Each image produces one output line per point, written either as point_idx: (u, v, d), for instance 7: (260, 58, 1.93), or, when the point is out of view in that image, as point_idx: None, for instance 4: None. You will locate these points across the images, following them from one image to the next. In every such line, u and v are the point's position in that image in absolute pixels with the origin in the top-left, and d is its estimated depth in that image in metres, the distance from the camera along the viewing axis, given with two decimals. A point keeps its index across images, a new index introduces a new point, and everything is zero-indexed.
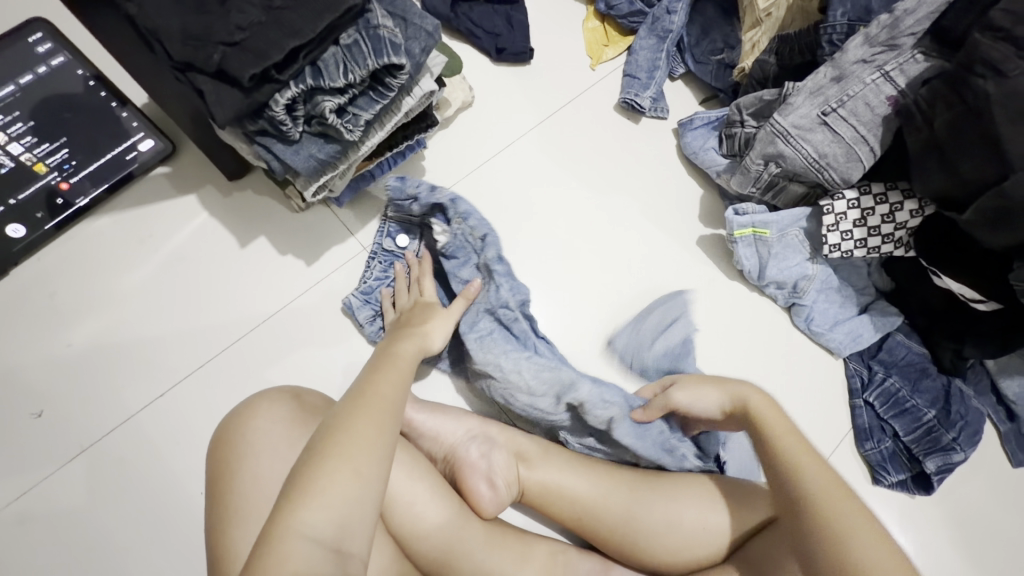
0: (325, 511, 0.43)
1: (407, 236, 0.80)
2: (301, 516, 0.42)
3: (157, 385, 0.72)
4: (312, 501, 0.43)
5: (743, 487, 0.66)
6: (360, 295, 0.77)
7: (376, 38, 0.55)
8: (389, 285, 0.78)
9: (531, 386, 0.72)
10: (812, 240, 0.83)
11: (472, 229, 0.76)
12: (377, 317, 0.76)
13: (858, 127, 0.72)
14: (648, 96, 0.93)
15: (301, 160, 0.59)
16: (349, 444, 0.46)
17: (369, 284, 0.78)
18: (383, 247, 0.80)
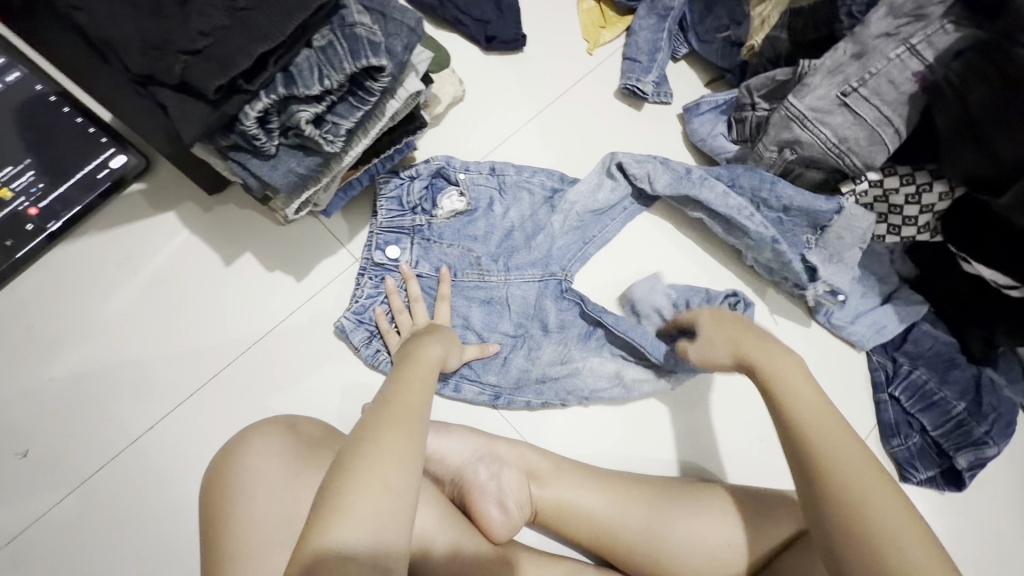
0: (361, 524, 0.42)
1: (401, 247, 0.74)
2: (337, 533, 0.41)
3: (145, 416, 0.68)
4: (344, 517, 0.42)
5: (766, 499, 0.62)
6: (353, 316, 0.72)
7: (352, 38, 0.50)
8: (385, 303, 0.73)
9: (613, 190, 0.80)
10: (809, 218, 0.75)
11: (480, 170, 0.78)
12: (373, 339, 0.72)
13: (881, 108, 0.66)
14: (650, 80, 0.87)
15: (280, 176, 0.54)
16: (386, 447, 0.46)
17: (361, 303, 0.72)
18: (372, 261, 0.73)
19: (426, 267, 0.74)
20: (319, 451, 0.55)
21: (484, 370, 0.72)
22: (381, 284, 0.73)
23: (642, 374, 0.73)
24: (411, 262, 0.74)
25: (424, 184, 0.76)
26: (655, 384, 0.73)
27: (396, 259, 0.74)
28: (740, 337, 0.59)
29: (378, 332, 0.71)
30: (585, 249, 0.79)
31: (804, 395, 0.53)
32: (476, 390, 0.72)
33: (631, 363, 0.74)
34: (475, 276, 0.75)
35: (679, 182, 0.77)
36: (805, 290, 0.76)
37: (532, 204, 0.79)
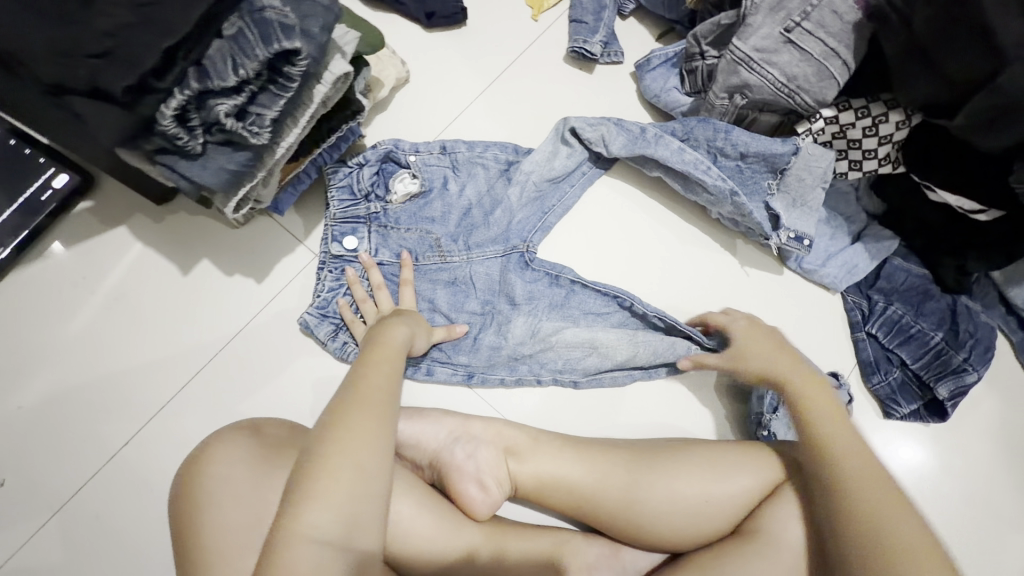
0: (330, 502, 0.42)
1: (358, 236, 0.72)
2: (305, 514, 0.41)
3: (118, 432, 0.68)
4: (312, 498, 0.42)
5: (733, 451, 0.62)
6: (316, 311, 0.71)
7: (263, 23, 0.48)
8: (348, 294, 0.72)
9: (568, 157, 0.78)
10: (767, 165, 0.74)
11: (430, 149, 0.76)
12: (339, 331, 0.71)
13: (827, 40, 0.64)
14: (597, 40, 0.85)
15: (211, 175, 0.52)
16: (354, 424, 0.46)
17: (323, 298, 0.71)
18: (331, 253, 0.72)
19: (386, 254, 0.73)
20: (284, 452, 0.55)
21: (454, 351, 0.72)
22: (343, 275, 0.72)
23: (615, 339, 0.73)
24: (371, 251, 0.73)
25: (373, 170, 0.74)
26: (630, 347, 0.72)
27: (354, 249, 0.72)
28: (771, 361, 0.65)
29: (343, 325, 0.71)
30: (546, 219, 0.77)
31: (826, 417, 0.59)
32: (449, 371, 0.71)
33: (602, 329, 0.73)
34: (437, 258, 0.74)
35: (634, 143, 0.76)
36: (769, 239, 0.74)
37: (488, 179, 0.78)
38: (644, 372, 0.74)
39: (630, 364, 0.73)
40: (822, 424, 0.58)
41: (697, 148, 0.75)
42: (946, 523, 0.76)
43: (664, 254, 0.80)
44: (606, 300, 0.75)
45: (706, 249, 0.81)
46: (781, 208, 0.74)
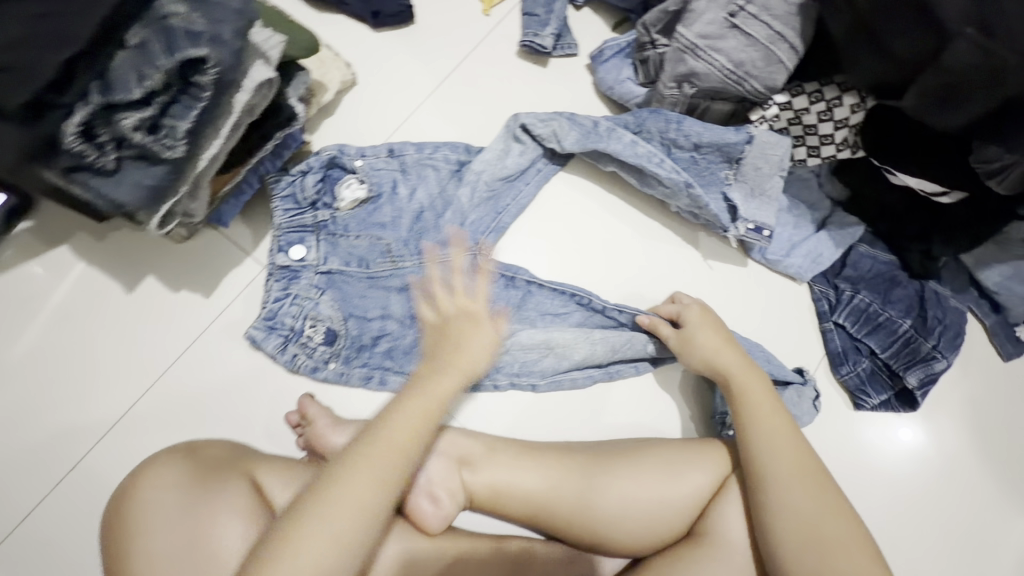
0: (336, 519, 0.45)
1: (306, 245, 0.70)
2: (308, 524, 0.45)
3: (70, 454, 0.67)
4: (320, 511, 0.45)
5: (686, 449, 0.61)
6: (263, 324, 0.69)
7: (167, 31, 0.46)
8: (297, 305, 0.69)
9: (521, 153, 0.76)
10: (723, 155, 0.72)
11: (377, 153, 0.74)
12: (288, 343, 0.69)
13: (772, 23, 0.63)
14: (549, 33, 0.82)
15: (127, 192, 0.50)
16: (382, 452, 0.49)
17: (270, 309, 0.69)
18: (277, 265, 0.69)
19: (336, 262, 0.71)
20: (219, 474, 0.53)
21: (406, 361, 0.70)
22: (292, 286, 0.69)
23: (569, 338, 0.71)
24: (320, 260, 0.70)
25: (317, 177, 0.71)
26: (587, 346, 0.71)
27: (302, 259, 0.70)
28: (720, 351, 0.65)
29: (292, 337, 0.69)
30: (501, 218, 0.76)
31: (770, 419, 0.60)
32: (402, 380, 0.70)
33: (558, 329, 0.72)
34: (388, 265, 0.72)
35: (587, 137, 0.73)
36: (727, 231, 0.73)
37: (439, 181, 0.76)
38: (603, 372, 0.72)
39: (589, 363, 0.72)
40: (760, 426, 0.59)
41: (652, 140, 0.73)
42: (922, 513, 0.74)
43: (625, 250, 0.78)
44: (563, 300, 0.73)
45: (667, 243, 0.79)
46: (738, 199, 0.72)
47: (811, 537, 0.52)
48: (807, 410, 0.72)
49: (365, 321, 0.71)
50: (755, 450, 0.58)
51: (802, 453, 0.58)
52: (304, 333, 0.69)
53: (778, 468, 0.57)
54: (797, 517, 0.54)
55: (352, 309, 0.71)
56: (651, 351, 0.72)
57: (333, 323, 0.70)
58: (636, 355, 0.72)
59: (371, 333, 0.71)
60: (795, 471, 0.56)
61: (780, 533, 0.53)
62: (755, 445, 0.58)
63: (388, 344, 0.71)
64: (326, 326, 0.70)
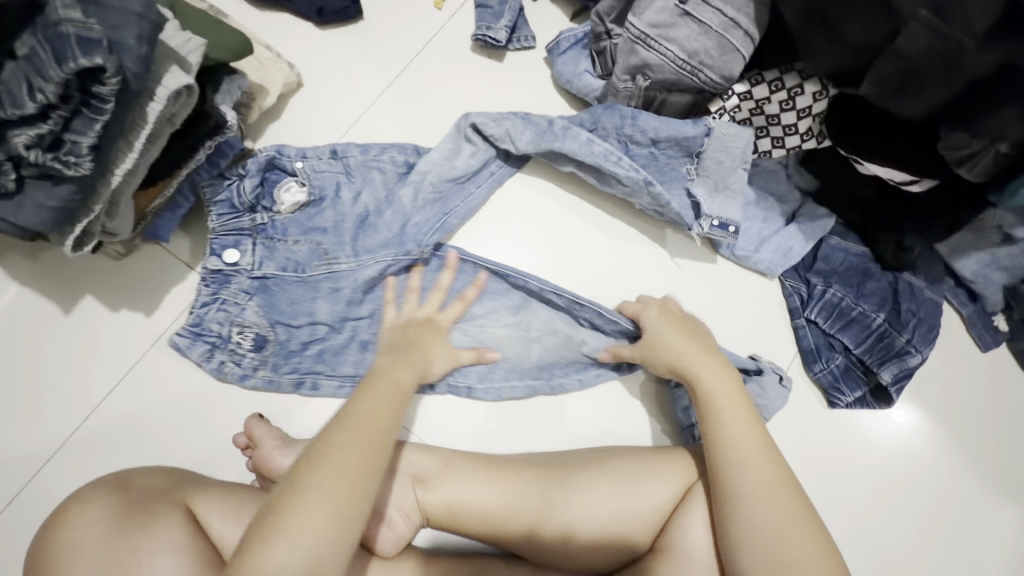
0: (326, 494, 0.42)
1: (241, 249, 0.66)
2: (302, 505, 0.42)
3: (16, 476, 0.63)
4: (316, 485, 0.43)
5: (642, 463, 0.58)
6: (188, 331, 0.65)
7: (56, 38, 0.42)
8: (223, 310, 0.65)
9: (473, 153, 0.72)
10: (683, 147, 0.70)
11: (320, 154, 0.70)
12: (214, 351, 0.66)
13: (725, 10, 0.61)
14: (503, 25, 0.79)
15: (31, 214, 0.47)
16: (362, 427, 0.47)
17: (196, 315, 0.65)
18: (207, 269, 0.65)
19: (272, 267, 0.67)
20: (150, 509, 0.50)
21: (338, 363, 0.69)
22: (221, 291, 0.65)
23: (503, 335, 0.70)
24: (254, 265, 0.66)
25: (256, 181, 0.66)
26: (526, 341, 0.70)
27: (235, 263, 0.65)
28: (684, 352, 0.62)
29: (219, 344, 0.66)
30: (446, 220, 0.72)
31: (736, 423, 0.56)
32: (335, 383, 0.68)
33: (497, 320, 0.71)
34: (323, 268, 0.68)
35: (541, 137, 0.70)
36: (692, 229, 0.70)
37: (385, 183, 0.72)
38: (543, 385, 0.69)
39: (530, 360, 0.70)
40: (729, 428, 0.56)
41: (608, 138, 0.70)
42: (899, 512, 0.71)
43: (586, 250, 0.75)
44: (492, 266, 0.70)
45: (631, 242, 0.76)
46: (702, 193, 0.70)
47: (779, 557, 0.49)
48: (775, 396, 0.69)
49: (295, 325, 0.68)
50: (722, 462, 0.54)
51: (773, 465, 0.54)
52: (231, 340, 0.66)
53: (745, 483, 0.53)
54: (764, 532, 0.50)
55: (280, 316, 0.67)
56: (586, 349, 0.70)
57: (261, 330, 0.67)
58: (571, 358, 0.70)
59: (301, 338, 0.68)
60: (764, 487, 0.52)
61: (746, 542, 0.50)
62: (720, 447, 0.55)
63: (318, 346, 0.69)
64: (254, 333, 0.66)
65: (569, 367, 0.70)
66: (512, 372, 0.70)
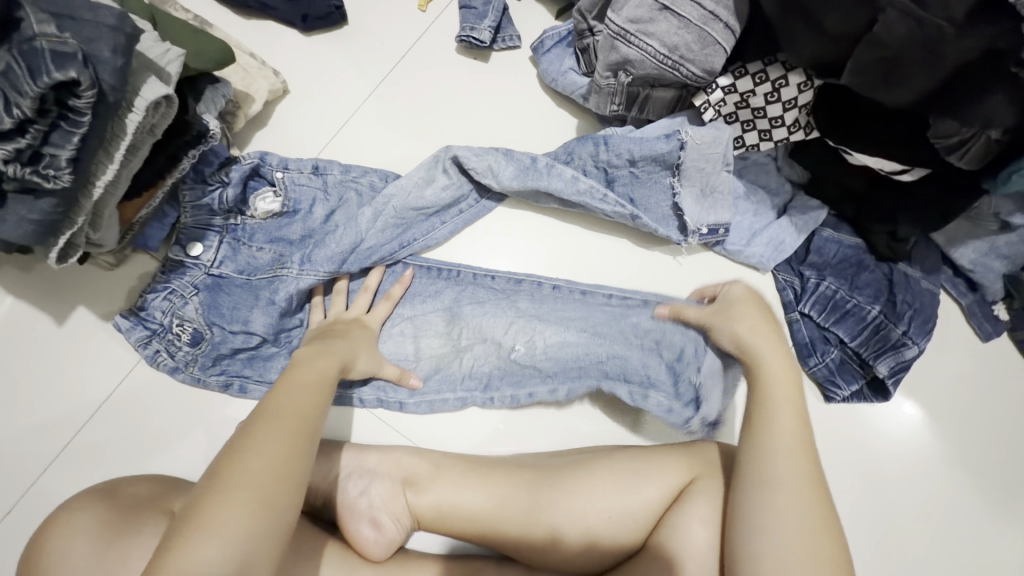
0: (246, 489, 0.41)
1: (207, 243, 0.66)
2: (224, 493, 0.40)
3: (13, 486, 0.64)
4: (237, 481, 0.41)
5: (646, 454, 0.58)
6: (133, 315, 0.66)
7: (31, 53, 0.42)
8: (169, 301, 0.66)
9: (452, 176, 0.71)
10: (661, 162, 0.70)
11: (300, 170, 0.70)
12: (152, 339, 0.66)
13: (704, 3, 0.61)
14: (487, 26, 0.78)
15: (13, 229, 0.47)
16: (283, 413, 0.47)
17: (145, 301, 0.65)
18: (169, 257, 0.66)
19: (230, 268, 0.67)
20: (141, 515, 0.51)
21: (266, 369, 0.68)
22: (173, 280, 0.66)
23: (438, 347, 0.71)
24: (215, 262, 0.67)
25: (237, 189, 0.66)
26: (457, 358, 0.70)
27: (197, 256, 0.66)
28: (751, 331, 0.60)
29: (159, 334, 0.66)
30: (400, 252, 0.71)
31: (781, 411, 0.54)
32: (262, 391, 0.67)
33: (427, 334, 0.71)
34: (270, 274, 0.68)
35: (525, 173, 0.70)
36: (683, 243, 0.72)
37: (359, 204, 0.72)
38: (477, 395, 0.69)
39: (462, 386, 0.69)
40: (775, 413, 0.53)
41: (591, 167, 0.72)
42: (901, 507, 0.70)
43: (574, 250, 0.74)
44: (431, 277, 0.72)
45: (621, 241, 0.75)
46: (690, 207, 0.71)
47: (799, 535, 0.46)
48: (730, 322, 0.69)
49: (230, 329, 0.67)
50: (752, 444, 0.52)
51: (803, 452, 0.51)
52: (171, 331, 0.66)
53: (776, 466, 0.50)
54: (783, 522, 0.47)
55: (218, 317, 0.66)
56: (516, 355, 0.70)
57: (198, 327, 0.66)
58: (504, 367, 0.70)
59: (234, 344, 0.67)
60: (796, 475, 0.50)
61: (765, 525, 0.47)
62: (761, 429, 0.53)
63: (250, 351, 0.68)
64: (191, 329, 0.66)
65: (505, 381, 0.69)
66: (447, 386, 0.69)
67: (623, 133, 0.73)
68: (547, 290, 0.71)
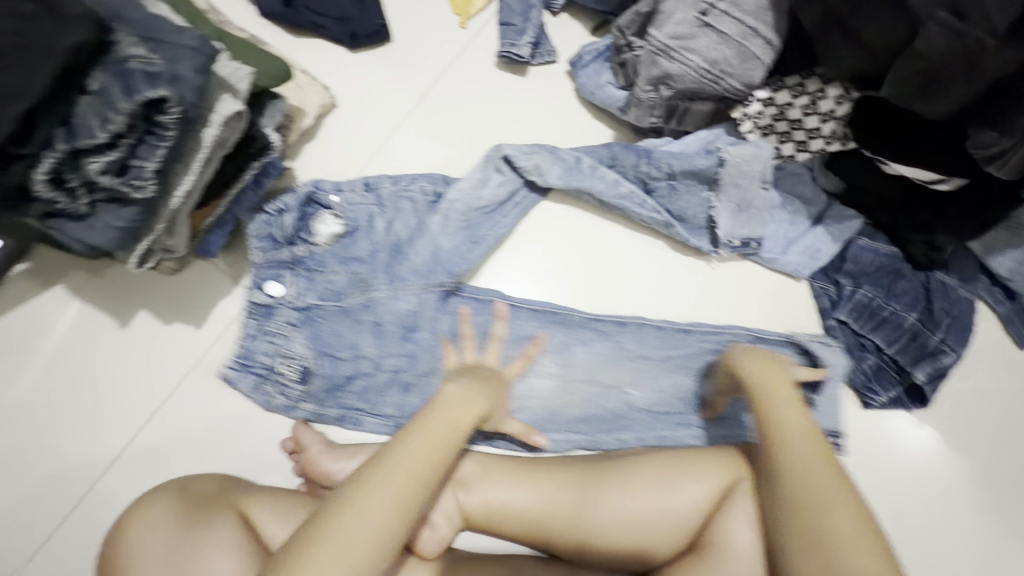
0: (343, 543, 0.43)
1: (282, 280, 0.69)
2: (323, 543, 0.43)
3: (79, 482, 0.67)
4: (336, 534, 0.43)
5: (683, 458, 0.59)
6: (239, 363, 0.69)
7: (126, 74, 0.46)
8: (270, 343, 0.69)
9: (502, 167, 0.74)
10: (700, 177, 0.73)
11: (351, 187, 0.72)
12: (262, 382, 0.69)
13: (745, 20, 0.63)
14: (525, 42, 0.82)
15: (100, 235, 0.51)
16: (399, 477, 0.47)
17: (244, 347, 0.69)
18: (253, 302, 0.69)
19: (314, 297, 0.70)
20: (209, 508, 0.54)
21: (380, 401, 0.71)
22: (267, 323, 0.69)
23: (548, 387, 0.72)
24: (297, 296, 0.69)
25: (295, 215, 0.70)
26: (562, 396, 0.72)
27: (278, 295, 0.69)
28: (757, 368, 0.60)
29: (266, 376, 0.69)
30: (473, 248, 0.74)
31: (792, 430, 0.52)
32: (378, 421, 0.70)
33: (533, 374, 0.72)
34: (360, 296, 0.70)
35: (570, 173, 0.73)
36: (712, 254, 0.75)
37: (416, 212, 0.74)
38: (585, 438, 0.71)
39: (574, 429, 0.71)
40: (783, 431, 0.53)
41: (630, 174, 0.74)
42: (947, 517, 0.70)
43: (610, 257, 0.76)
44: (543, 321, 0.73)
45: (657, 249, 0.77)
46: (724, 220, 0.73)
47: (823, 537, 0.45)
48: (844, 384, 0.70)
49: (340, 356, 0.70)
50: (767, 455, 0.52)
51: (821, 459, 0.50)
52: (277, 370, 0.69)
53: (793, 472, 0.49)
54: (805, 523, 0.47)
55: (325, 349, 0.70)
56: (629, 399, 0.72)
57: (306, 362, 0.69)
58: (614, 409, 0.72)
59: (344, 372, 0.70)
60: (817, 479, 0.48)
61: (790, 533, 0.47)
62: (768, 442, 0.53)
63: (362, 382, 0.71)
64: (300, 365, 0.69)
65: (612, 424, 0.71)
66: (557, 424, 0.71)
67: (663, 146, 0.75)
68: (653, 331, 0.72)
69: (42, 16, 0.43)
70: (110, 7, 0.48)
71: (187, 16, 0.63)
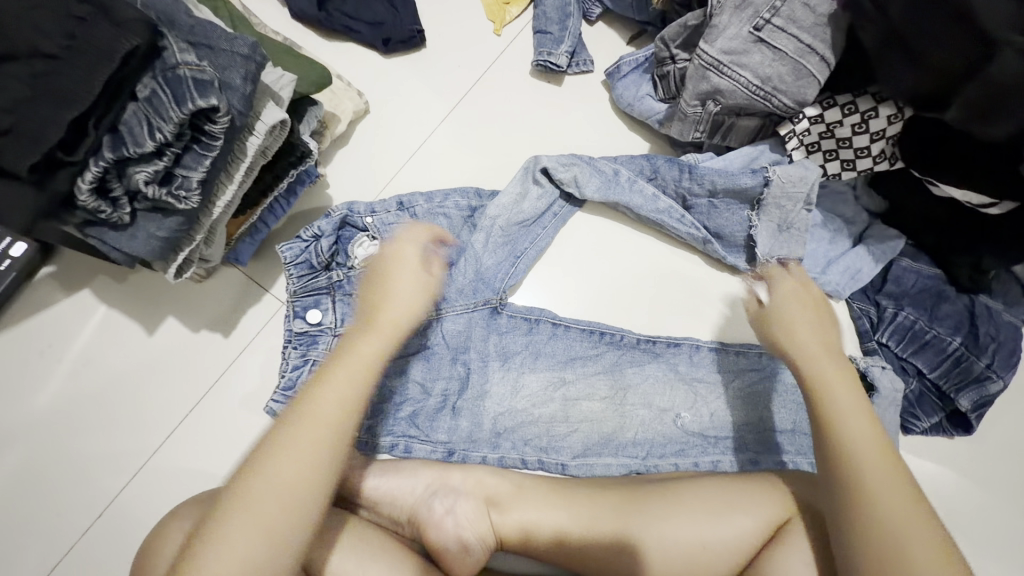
0: (252, 510, 0.42)
1: (321, 308, 0.67)
2: (230, 514, 0.42)
3: (102, 492, 0.66)
4: (242, 506, 0.43)
5: (753, 485, 0.57)
6: (281, 393, 0.65)
7: (175, 81, 0.44)
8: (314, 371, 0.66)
9: (540, 179, 0.73)
10: (741, 196, 0.72)
11: (385, 206, 0.71)
12: None
13: (801, 36, 0.62)
14: (563, 51, 0.80)
15: (142, 245, 0.49)
16: (303, 438, 0.45)
17: (288, 377, 0.65)
18: (295, 332, 0.66)
19: None
20: None
21: (432, 429, 0.67)
22: (309, 352, 0.66)
23: (601, 410, 0.69)
24: (337, 322, 0.67)
25: (330, 241, 0.67)
26: (616, 420, 0.69)
27: (318, 322, 0.67)
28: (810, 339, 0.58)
29: None
30: (517, 263, 0.73)
31: (849, 413, 0.52)
32: (428, 449, 0.66)
33: (586, 398, 0.69)
34: None
35: (608, 186, 0.73)
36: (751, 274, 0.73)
37: (452, 228, 0.72)
38: (640, 464, 0.67)
39: (631, 455, 0.68)
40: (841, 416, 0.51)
41: (670, 193, 0.74)
42: (992, 546, 0.68)
43: (646, 271, 0.75)
44: (591, 341, 0.71)
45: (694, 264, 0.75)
46: (763, 240, 0.72)
47: (878, 529, 0.46)
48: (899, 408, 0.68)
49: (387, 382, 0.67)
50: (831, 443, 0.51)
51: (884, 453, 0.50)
52: None
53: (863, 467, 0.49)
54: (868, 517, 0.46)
55: None
56: (683, 424, 0.69)
57: None
58: (669, 434, 0.69)
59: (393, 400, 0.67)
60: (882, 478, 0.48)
61: (852, 524, 0.47)
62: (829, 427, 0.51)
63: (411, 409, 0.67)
64: None
65: (668, 450, 0.68)
66: (608, 449, 0.68)
67: (705, 161, 0.74)
68: (707, 353, 0.71)
69: (97, 22, 0.42)
70: (159, 13, 0.47)
71: (227, 20, 0.62)
